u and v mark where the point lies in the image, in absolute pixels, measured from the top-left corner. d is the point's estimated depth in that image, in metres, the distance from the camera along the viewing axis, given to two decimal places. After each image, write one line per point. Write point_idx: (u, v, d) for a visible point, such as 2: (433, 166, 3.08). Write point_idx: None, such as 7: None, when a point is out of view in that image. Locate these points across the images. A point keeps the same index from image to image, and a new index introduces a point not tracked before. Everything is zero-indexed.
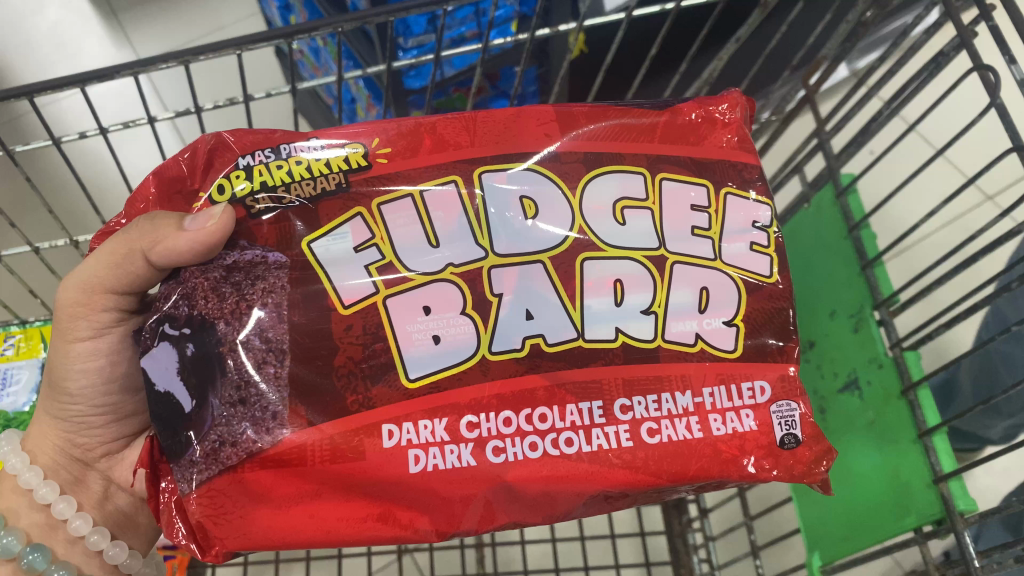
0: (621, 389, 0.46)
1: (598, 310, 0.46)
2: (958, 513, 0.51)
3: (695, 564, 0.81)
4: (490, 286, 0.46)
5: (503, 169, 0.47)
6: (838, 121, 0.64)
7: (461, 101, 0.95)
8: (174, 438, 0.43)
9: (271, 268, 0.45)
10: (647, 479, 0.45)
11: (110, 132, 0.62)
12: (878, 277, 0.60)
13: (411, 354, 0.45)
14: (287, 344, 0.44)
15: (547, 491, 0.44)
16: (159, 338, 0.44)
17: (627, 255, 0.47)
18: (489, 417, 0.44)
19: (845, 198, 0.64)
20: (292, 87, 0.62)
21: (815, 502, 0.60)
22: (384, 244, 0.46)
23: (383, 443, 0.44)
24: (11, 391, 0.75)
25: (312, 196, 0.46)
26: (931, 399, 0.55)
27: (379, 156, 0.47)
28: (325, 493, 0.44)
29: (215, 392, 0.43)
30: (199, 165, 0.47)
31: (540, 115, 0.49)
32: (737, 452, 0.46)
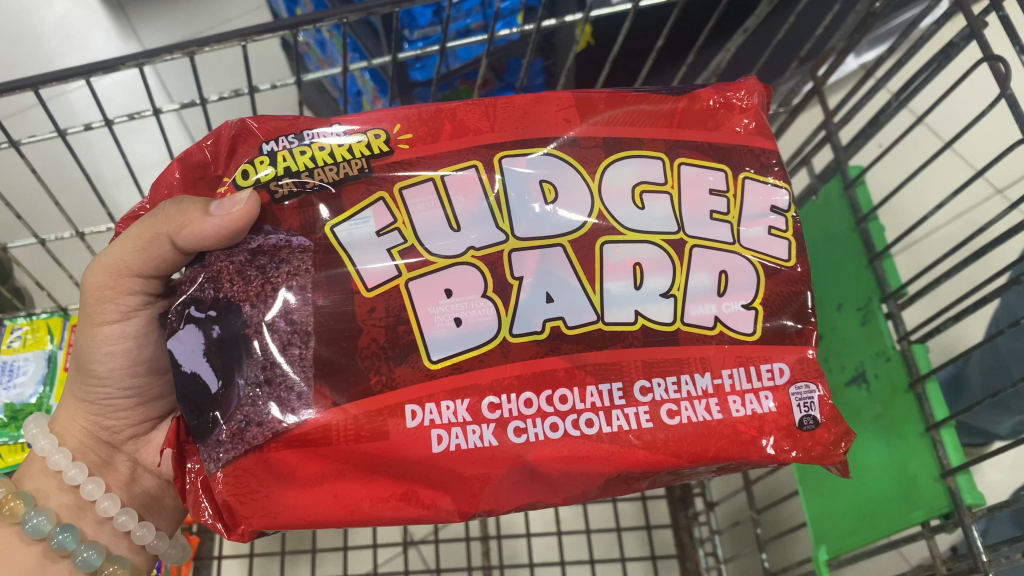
0: (640, 371, 0.45)
1: (616, 293, 0.46)
2: (966, 507, 0.50)
3: (702, 558, 0.81)
4: (511, 270, 0.46)
5: (523, 154, 0.47)
6: (846, 112, 0.63)
7: (467, 92, 0.94)
8: (201, 418, 0.43)
9: (296, 251, 0.45)
10: (666, 459, 0.45)
11: (115, 124, 0.61)
12: (887, 271, 0.60)
13: (433, 336, 0.45)
14: (313, 326, 0.44)
15: (567, 471, 0.44)
16: (185, 321, 0.43)
17: (647, 238, 0.47)
18: (511, 398, 0.44)
19: (853, 190, 0.63)
20: (298, 79, 0.62)
21: (824, 493, 0.60)
22: (406, 228, 0.46)
23: (406, 424, 0.44)
24: (18, 382, 0.76)
25: (335, 180, 0.46)
26: (941, 393, 0.55)
27: (401, 141, 0.47)
28: (349, 473, 0.44)
29: (241, 372, 0.43)
30: (223, 152, 0.47)
31: (559, 102, 0.49)
32: (756, 433, 0.46)
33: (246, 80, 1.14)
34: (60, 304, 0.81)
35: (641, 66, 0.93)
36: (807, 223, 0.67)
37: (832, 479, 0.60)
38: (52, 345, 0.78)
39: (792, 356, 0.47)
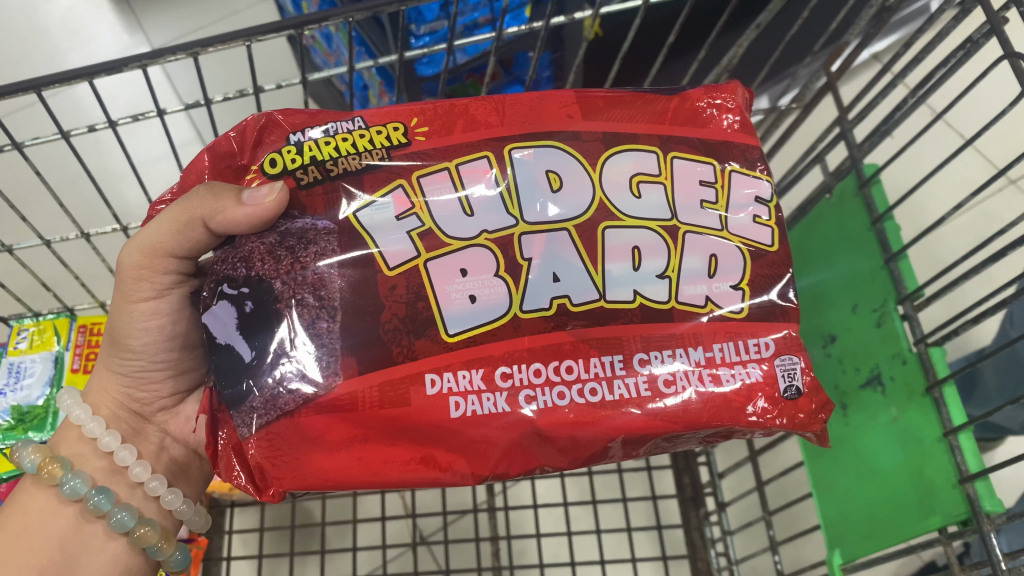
0: (638, 343, 0.45)
1: (617, 274, 0.46)
2: (984, 514, 0.49)
3: (714, 558, 0.79)
4: (520, 251, 0.45)
5: (533, 146, 0.47)
6: (862, 109, 0.62)
7: (474, 87, 0.94)
8: (236, 387, 0.43)
9: (321, 234, 0.45)
10: (663, 425, 0.44)
11: (118, 125, 0.60)
12: (902, 271, 0.58)
13: (450, 311, 0.44)
14: (339, 301, 0.44)
15: (575, 437, 0.44)
16: (218, 297, 0.44)
17: (642, 224, 0.47)
18: (522, 368, 0.44)
19: (868, 189, 0.61)
20: (303, 78, 0.61)
21: (837, 493, 0.60)
22: (423, 213, 0.45)
23: (426, 391, 0.43)
24: (25, 384, 0.75)
25: (357, 169, 0.46)
26: (958, 397, 0.53)
27: (417, 134, 0.47)
28: (373, 437, 0.44)
29: (270, 339, 0.43)
30: (248, 143, 0.47)
31: (562, 99, 0.49)
32: (743, 400, 0.45)
33: (251, 80, 1.13)
34: (66, 306, 0.81)
35: (651, 63, 0.92)
36: (808, 236, 0.67)
37: (847, 482, 0.59)
38: (59, 347, 0.77)
39: (780, 330, 0.46)
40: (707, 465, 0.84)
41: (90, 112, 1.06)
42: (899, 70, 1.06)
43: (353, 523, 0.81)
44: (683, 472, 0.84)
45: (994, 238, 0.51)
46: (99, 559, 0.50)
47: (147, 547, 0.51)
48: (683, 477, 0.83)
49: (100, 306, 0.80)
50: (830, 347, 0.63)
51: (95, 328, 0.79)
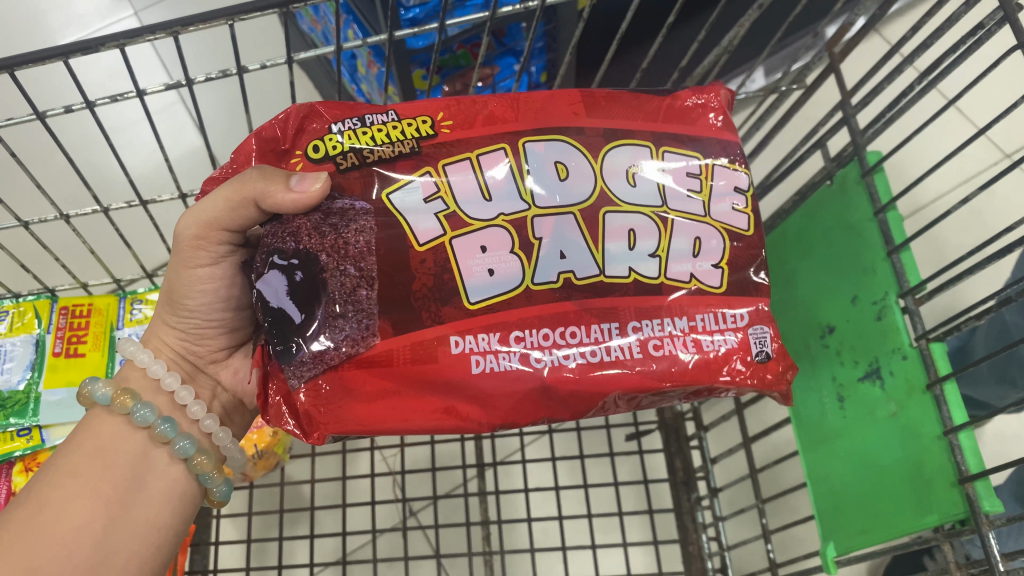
0: (632, 313, 0.46)
1: (615, 253, 0.47)
2: (983, 514, 0.48)
3: (704, 542, 0.79)
4: (532, 232, 0.47)
5: (545, 139, 0.48)
6: (866, 95, 0.60)
7: (466, 58, 0.92)
8: (284, 345, 0.44)
9: (359, 214, 0.46)
10: (653, 384, 0.45)
11: (95, 106, 0.57)
12: (905, 264, 0.57)
13: (471, 281, 0.46)
14: (378, 273, 0.45)
15: (584, 391, 0.45)
16: (269, 267, 0.44)
17: (635, 210, 0.48)
18: (532, 332, 0.45)
19: (872, 176, 0.59)
20: (291, 60, 0.58)
21: (836, 485, 0.59)
22: (449, 196, 0.46)
23: (451, 349, 0.45)
24: (6, 368, 0.73)
25: (390, 158, 0.46)
26: (959, 395, 0.52)
27: (442, 127, 0.47)
28: (404, 390, 0.45)
29: (321, 305, 0.44)
30: (291, 129, 0.47)
31: (568, 95, 0.49)
32: (718, 362, 0.46)
33: (235, 60, 1.11)
34: (46, 286, 0.78)
35: (649, 44, 0.91)
36: (806, 223, 0.65)
37: (843, 476, 0.59)
38: (40, 329, 0.75)
39: (749, 304, 0.48)
40: (698, 449, 0.84)
41: (65, 95, 1.06)
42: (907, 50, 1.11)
43: (342, 507, 0.80)
44: (676, 455, 0.83)
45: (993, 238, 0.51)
46: (163, 479, 0.50)
47: (202, 475, 0.52)
48: (675, 461, 0.83)
49: (81, 287, 0.77)
50: (828, 338, 0.62)
51: (77, 310, 0.77)
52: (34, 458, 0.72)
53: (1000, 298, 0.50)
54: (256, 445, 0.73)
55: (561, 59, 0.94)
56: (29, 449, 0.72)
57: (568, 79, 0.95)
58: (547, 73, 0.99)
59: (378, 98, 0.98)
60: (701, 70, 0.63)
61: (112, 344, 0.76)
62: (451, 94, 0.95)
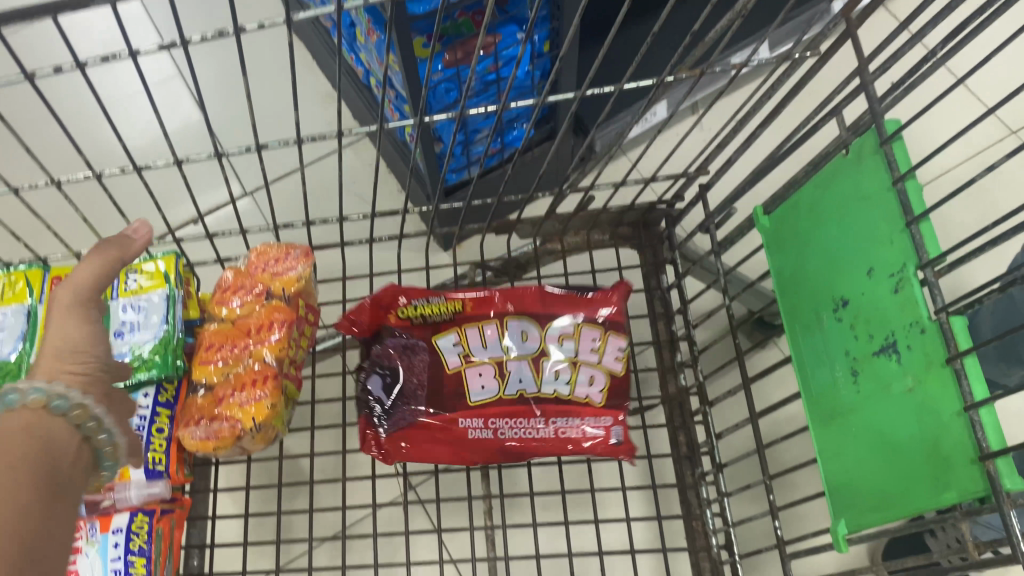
0: (555, 413, 0.78)
1: (551, 380, 0.79)
2: (1004, 492, 0.47)
3: (709, 518, 0.78)
4: (508, 384, 0.79)
5: (522, 317, 0.81)
6: (884, 60, 0.57)
7: (468, 27, 0.90)
8: (369, 407, 0.78)
9: (418, 348, 0.80)
10: (571, 448, 0.77)
11: (84, 67, 0.54)
12: (925, 235, 0.54)
13: (473, 391, 0.79)
14: (427, 379, 0.79)
15: (536, 438, 0.77)
16: (369, 377, 0.78)
17: (558, 360, 0.80)
18: (505, 424, 0.78)
19: (889, 145, 0.56)
20: (287, 18, 0.54)
21: (849, 461, 0.58)
22: (467, 347, 0.80)
23: (460, 432, 0.77)
24: None
25: (437, 317, 0.81)
26: (980, 368, 0.50)
27: (467, 301, 0.81)
28: (435, 447, 0.77)
29: (391, 398, 0.78)
30: (379, 323, 0.81)
31: (530, 293, 0.82)
32: (608, 446, 0.78)
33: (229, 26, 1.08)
34: (37, 256, 0.76)
35: None
36: (820, 193, 0.63)
37: (855, 452, 0.58)
38: (32, 299, 0.73)
39: None
40: (703, 424, 0.83)
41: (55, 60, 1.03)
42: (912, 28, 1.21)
43: (343, 481, 0.79)
44: (679, 430, 0.82)
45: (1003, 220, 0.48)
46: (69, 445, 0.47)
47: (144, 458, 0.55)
48: (679, 436, 0.82)
49: (74, 256, 0.75)
50: (841, 311, 0.60)
51: None
52: None
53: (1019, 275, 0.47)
54: (253, 420, 0.70)
55: (565, 28, 0.91)
56: None
57: (572, 47, 0.92)
58: (551, 42, 0.97)
59: (378, 68, 0.96)
60: (712, 37, 0.58)
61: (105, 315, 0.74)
62: (453, 63, 0.92)
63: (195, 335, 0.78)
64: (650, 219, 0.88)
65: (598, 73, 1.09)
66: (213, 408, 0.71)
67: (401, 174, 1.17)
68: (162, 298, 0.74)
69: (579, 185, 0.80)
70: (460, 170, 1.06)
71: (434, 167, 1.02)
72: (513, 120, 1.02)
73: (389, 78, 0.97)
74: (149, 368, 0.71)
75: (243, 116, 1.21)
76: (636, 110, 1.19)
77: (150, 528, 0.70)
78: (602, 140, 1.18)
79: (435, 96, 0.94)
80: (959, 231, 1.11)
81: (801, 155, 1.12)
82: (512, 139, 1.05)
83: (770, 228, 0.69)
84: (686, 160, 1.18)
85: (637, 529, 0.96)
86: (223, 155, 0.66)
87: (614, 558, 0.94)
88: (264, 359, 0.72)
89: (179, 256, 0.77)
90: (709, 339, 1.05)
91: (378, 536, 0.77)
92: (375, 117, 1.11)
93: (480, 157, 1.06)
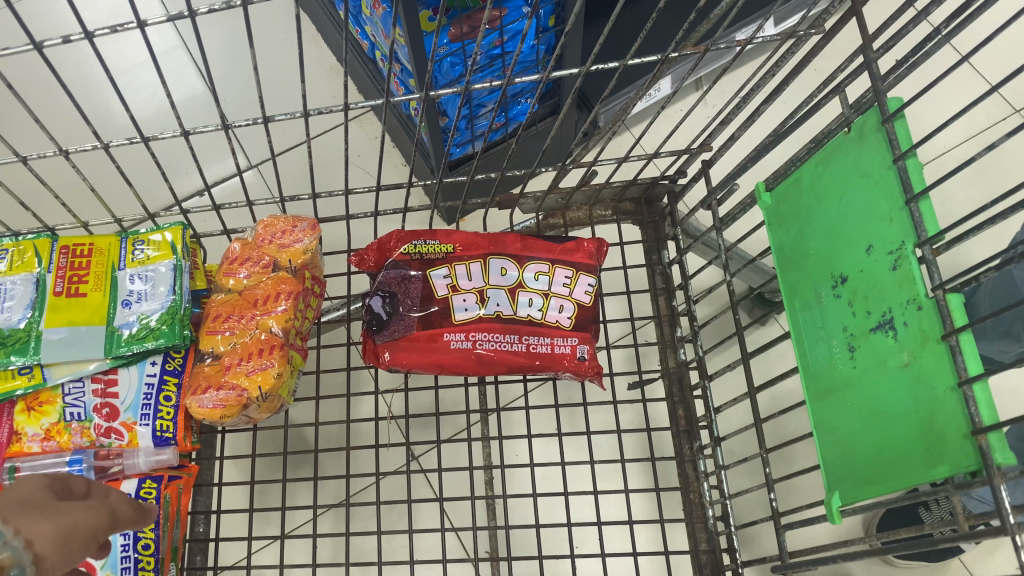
0: (535, 332, 0.80)
1: (529, 304, 0.81)
2: (995, 466, 0.47)
3: (706, 490, 0.79)
4: (489, 304, 0.81)
5: (510, 252, 0.83)
6: (888, 38, 0.57)
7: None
8: (373, 324, 0.80)
9: (411, 280, 0.81)
10: (546, 363, 0.80)
11: (93, 39, 0.54)
12: (924, 213, 0.54)
13: (458, 312, 0.80)
14: (415, 301, 0.80)
15: (514, 350, 0.79)
16: (373, 300, 0.81)
17: (535, 289, 0.82)
18: (486, 338, 0.79)
19: (891, 123, 0.56)
20: None
21: (846, 436, 0.59)
22: (453, 274, 0.82)
23: (444, 344, 0.79)
24: (7, 307, 0.72)
25: (431, 251, 0.82)
26: (975, 344, 0.50)
27: (458, 241, 0.83)
28: (420, 356, 0.78)
29: (390, 316, 0.80)
30: (376, 259, 0.83)
31: (518, 237, 0.84)
32: (576, 360, 0.81)
33: None
34: (45, 226, 0.77)
35: None
36: (822, 170, 0.64)
37: (851, 425, 0.59)
38: (41, 269, 0.74)
39: None
40: (702, 398, 0.83)
41: None
42: (922, 8, 1.24)
43: (347, 451, 0.80)
44: (678, 404, 0.83)
45: (992, 202, 0.47)
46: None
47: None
48: (678, 411, 0.82)
49: (81, 227, 0.76)
50: (840, 288, 0.61)
51: (78, 250, 0.75)
52: (36, 397, 0.72)
53: (1004, 257, 0.47)
54: (259, 388, 0.70)
55: (570, 4, 0.91)
56: (30, 388, 0.71)
57: (577, 23, 0.92)
58: (555, 17, 0.97)
59: (383, 42, 0.97)
60: (717, 14, 0.54)
61: (114, 285, 0.75)
62: (458, 37, 0.92)
63: (201, 307, 0.79)
64: (652, 195, 0.88)
65: (603, 49, 1.10)
66: (220, 376, 0.71)
67: (406, 147, 1.17)
68: (168, 269, 0.75)
69: (582, 160, 0.80)
70: (464, 144, 1.07)
71: (437, 140, 1.03)
72: (517, 94, 1.03)
73: (395, 52, 0.98)
74: (156, 337, 0.72)
75: (248, 89, 1.22)
76: (640, 85, 1.19)
77: (159, 494, 0.73)
78: (605, 116, 1.19)
79: (441, 69, 0.94)
80: (961, 209, 1.12)
81: (803, 133, 1.12)
82: (517, 114, 1.05)
83: (772, 204, 0.70)
84: (689, 136, 1.18)
85: (635, 501, 0.98)
86: (230, 127, 0.66)
87: (612, 529, 0.96)
88: (270, 330, 0.73)
89: (185, 227, 0.78)
90: (709, 315, 1.06)
91: (380, 504, 0.79)
92: (380, 90, 1.11)
93: (484, 131, 1.06)
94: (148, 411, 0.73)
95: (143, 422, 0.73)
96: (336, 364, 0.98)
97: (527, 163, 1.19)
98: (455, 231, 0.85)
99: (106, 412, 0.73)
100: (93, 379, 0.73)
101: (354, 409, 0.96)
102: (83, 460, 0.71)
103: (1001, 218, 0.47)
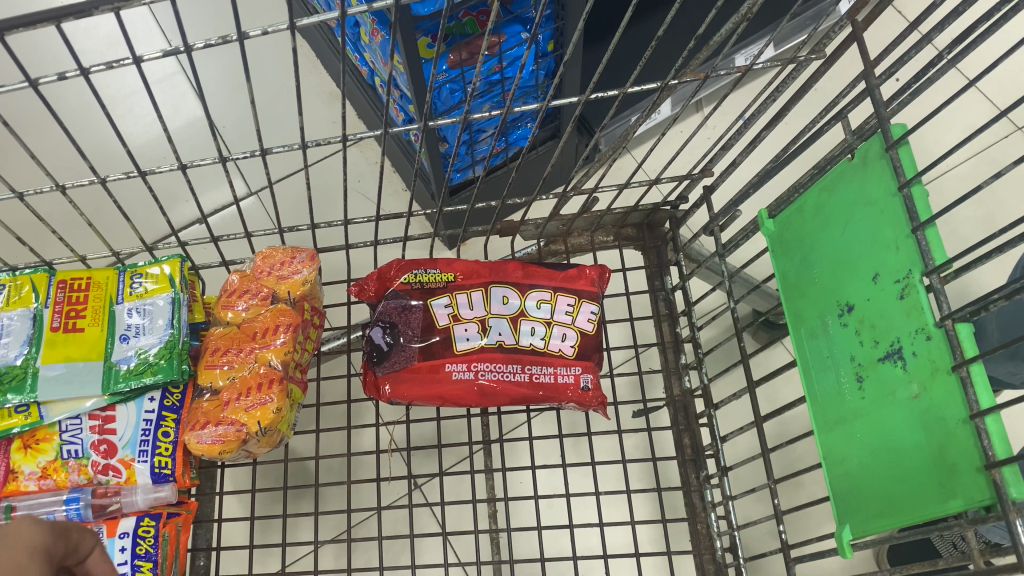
0: (537, 362, 0.79)
1: (530, 332, 0.80)
2: (1010, 501, 0.46)
3: (713, 521, 0.78)
4: (490, 334, 0.80)
5: (511, 281, 0.82)
6: (890, 64, 0.56)
7: (472, 27, 0.91)
8: (374, 355, 0.79)
9: (412, 311, 0.80)
10: (548, 393, 0.79)
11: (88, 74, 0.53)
12: (930, 241, 0.53)
13: (460, 342, 0.79)
14: (415, 331, 0.79)
15: (516, 379, 0.78)
16: (374, 331, 0.80)
17: (536, 317, 0.81)
18: (488, 367, 0.78)
19: (895, 150, 0.56)
20: (291, 27, 0.50)
21: (856, 469, 0.58)
22: (454, 303, 0.81)
23: (445, 374, 0.78)
24: (3, 343, 0.71)
25: (431, 280, 0.82)
26: (985, 376, 0.49)
27: (458, 271, 0.83)
28: (421, 387, 0.77)
29: (389, 346, 0.79)
30: (376, 288, 0.82)
31: (519, 266, 0.84)
32: (578, 390, 0.79)
33: None
34: (42, 260, 0.77)
35: None
36: (826, 198, 0.63)
37: (861, 457, 0.58)
38: (38, 304, 0.73)
39: None
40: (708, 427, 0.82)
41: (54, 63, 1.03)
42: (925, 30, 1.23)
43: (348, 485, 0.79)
44: (684, 432, 0.82)
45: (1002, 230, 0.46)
46: None
47: None
48: (684, 439, 0.81)
49: (79, 261, 0.75)
50: (847, 316, 0.60)
51: (75, 284, 0.75)
52: (31, 436, 0.72)
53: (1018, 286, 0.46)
54: (259, 423, 0.69)
55: (569, 30, 0.91)
56: (27, 426, 0.71)
57: (576, 49, 0.92)
58: (555, 42, 0.97)
59: (383, 69, 0.96)
60: (717, 41, 0.54)
61: (112, 319, 0.74)
62: (457, 63, 0.92)
63: (200, 339, 0.78)
64: (654, 220, 0.87)
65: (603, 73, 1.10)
66: (219, 412, 0.70)
67: (405, 171, 1.17)
68: (166, 302, 0.74)
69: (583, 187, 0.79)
70: (465, 169, 1.06)
71: (438, 166, 1.02)
72: (517, 120, 1.02)
73: (395, 78, 0.97)
74: (154, 372, 0.72)
75: (248, 118, 1.22)
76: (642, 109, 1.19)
77: (157, 532, 0.71)
78: (606, 140, 1.18)
79: (441, 96, 0.94)
80: (967, 230, 1.11)
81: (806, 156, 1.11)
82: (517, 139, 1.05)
83: (775, 231, 0.69)
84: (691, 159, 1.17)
85: (640, 530, 0.97)
86: (228, 160, 0.64)
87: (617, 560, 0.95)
88: (269, 363, 0.73)
89: (184, 259, 0.77)
90: (714, 340, 1.06)
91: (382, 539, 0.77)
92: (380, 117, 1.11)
93: (485, 156, 1.06)
94: (146, 448, 0.72)
95: (141, 458, 0.72)
96: (338, 395, 0.97)
97: (528, 188, 1.18)
98: (456, 259, 0.84)
99: (104, 449, 0.72)
100: (91, 416, 0.73)
101: (356, 440, 0.95)
102: (80, 499, 0.70)
103: (1009, 247, 0.46)
